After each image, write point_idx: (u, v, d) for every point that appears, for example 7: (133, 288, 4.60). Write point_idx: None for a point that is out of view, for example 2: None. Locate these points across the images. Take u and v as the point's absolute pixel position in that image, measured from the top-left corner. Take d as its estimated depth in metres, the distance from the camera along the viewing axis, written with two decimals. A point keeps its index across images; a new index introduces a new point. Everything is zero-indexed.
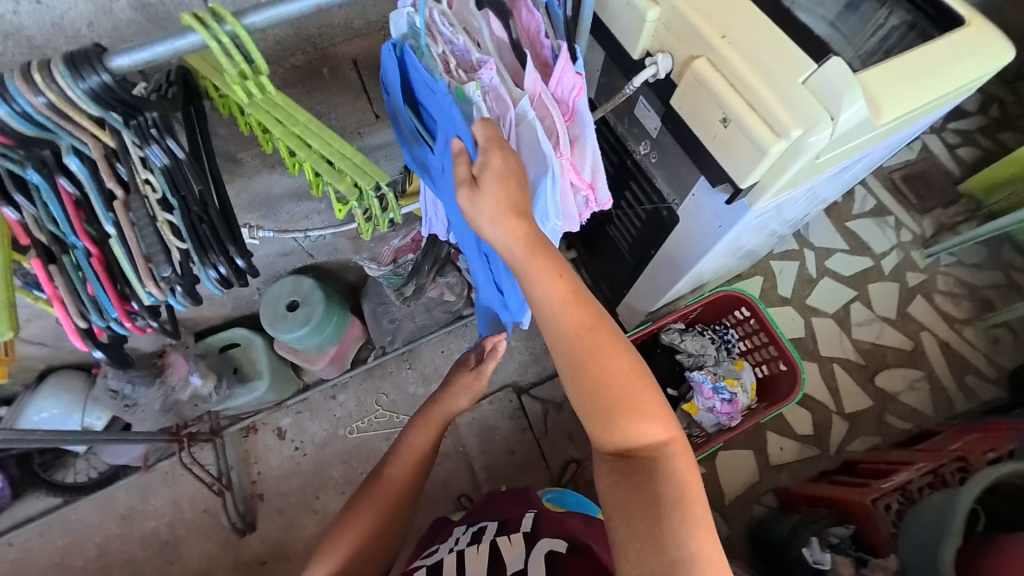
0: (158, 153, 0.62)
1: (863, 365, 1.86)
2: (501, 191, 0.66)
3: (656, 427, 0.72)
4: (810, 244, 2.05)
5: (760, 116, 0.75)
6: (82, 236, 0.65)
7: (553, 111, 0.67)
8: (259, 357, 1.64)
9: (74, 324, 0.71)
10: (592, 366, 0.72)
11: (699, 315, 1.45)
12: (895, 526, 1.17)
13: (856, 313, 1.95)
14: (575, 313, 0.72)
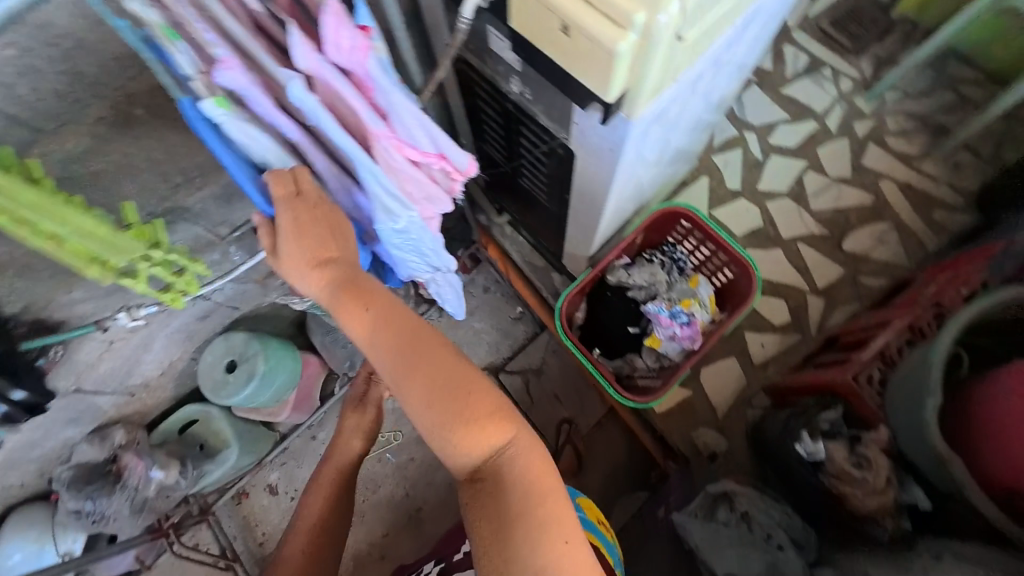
0: None
1: (828, 235, 1.79)
2: (305, 240, 0.66)
3: (488, 435, 0.67)
4: (750, 125, 1.92)
5: (598, 12, 0.59)
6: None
7: (339, 86, 0.57)
8: (221, 426, 1.55)
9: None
10: (420, 386, 0.67)
11: (642, 243, 1.36)
12: (881, 395, 1.15)
13: (812, 183, 1.86)
14: (400, 342, 0.69)
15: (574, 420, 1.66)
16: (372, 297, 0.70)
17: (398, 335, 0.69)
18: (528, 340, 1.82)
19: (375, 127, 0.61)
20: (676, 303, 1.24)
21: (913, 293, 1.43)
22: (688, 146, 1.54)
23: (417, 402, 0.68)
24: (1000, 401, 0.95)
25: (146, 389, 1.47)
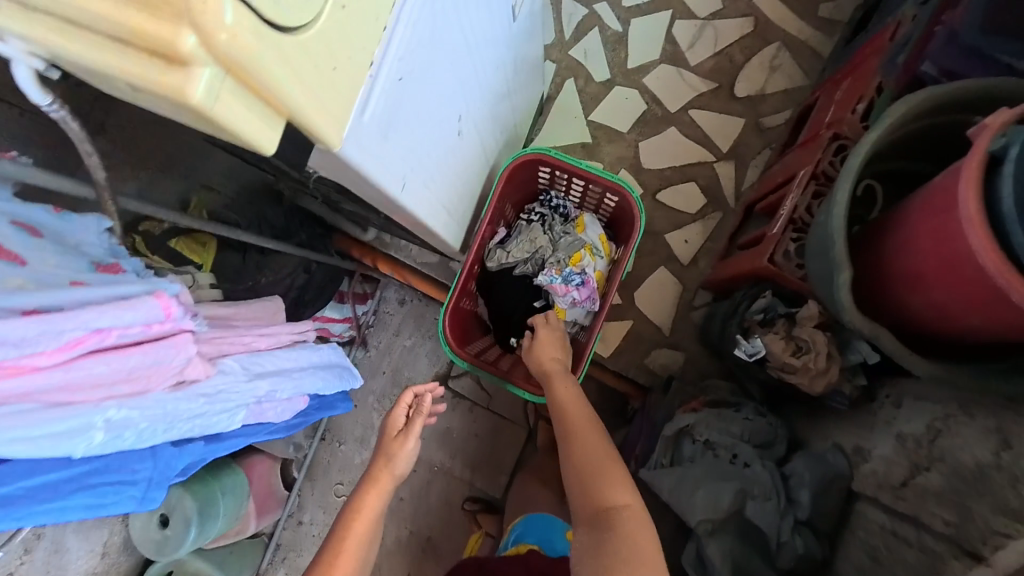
0: None
1: (718, 88, 1.57)
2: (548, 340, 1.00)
3: (615, 490, 0.77)
4: None
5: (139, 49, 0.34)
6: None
7: None
8: (198, 565, 1.45)
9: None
10: (582, 436, 0.85)
11: (511, 207, 1.17)
12: (802, 268, 1.03)
13: (683, 35, 1.59)
14: (575, 408, 0.89)
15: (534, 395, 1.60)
16: (573, 398, 0.91)
17: (584, 415, 0.88)
18: None
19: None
20: (564, 264, 1.07)
21: (815, 124, 1.26)
22: (526, 61, 1.25)
23: (579, 442, 0.84)
24: (910, 245, 0.77)
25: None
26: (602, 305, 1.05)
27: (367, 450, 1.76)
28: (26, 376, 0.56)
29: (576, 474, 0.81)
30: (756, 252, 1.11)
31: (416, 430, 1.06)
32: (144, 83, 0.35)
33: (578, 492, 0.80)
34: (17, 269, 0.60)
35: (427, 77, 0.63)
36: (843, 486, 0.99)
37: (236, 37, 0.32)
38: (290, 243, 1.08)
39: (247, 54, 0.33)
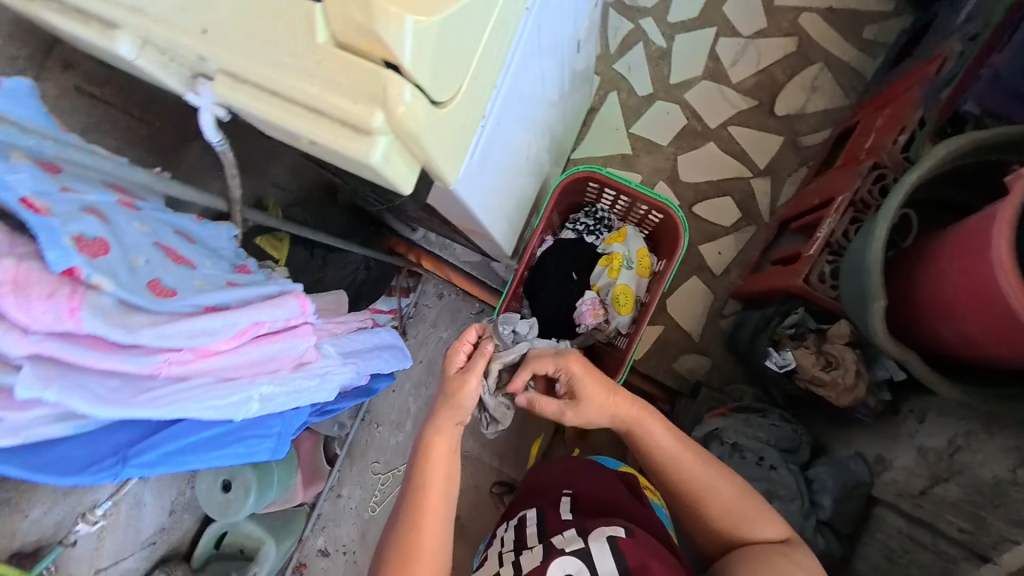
0: None
1: (758, 105, 1.61)
2: (593, 381, 0.86)
3: (763, 527, 0.79)
4: (641, 9, 1.66)
5: (329, 119, 0.44)
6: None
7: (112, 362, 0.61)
8: (250, 528, 1.60)
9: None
10: (702, 473, 0.83)
11: (557, 217, 1.25)
12: (835, 288, 1.09)
13: (726, 52, 1.64)
14: (683, 453, 0.84)
15: None
16: (665, 430, 0.85)
17: (687, 450, 0.84)
18: None
19: (144, 365, 0.64)
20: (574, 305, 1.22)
21: (854, 150, 1.31)
22: (577, 71, 1.30)
23: (699, 481, 0.82)
24: (942, 278, 0.84)
25: (165, 532, 1.48)
26: (645, 313, 1.14)
27: (402, 434, 1.85)
28: (213, 357, 0.69)
29: (712, 519, 0.81)
30: (791, 271, 1.18)
31: (479, 369, 0.87)
32: (335, 146, 0.45)
33: (724, 533, 0.81)
34: (192, 272, 0.74)
35: (511, 116, 0.73)
36: (863, 493, 1.06)
37: (411, 116, 0.42)
38: (355, 243, 1.18)
39: (415, 126, 0.43)
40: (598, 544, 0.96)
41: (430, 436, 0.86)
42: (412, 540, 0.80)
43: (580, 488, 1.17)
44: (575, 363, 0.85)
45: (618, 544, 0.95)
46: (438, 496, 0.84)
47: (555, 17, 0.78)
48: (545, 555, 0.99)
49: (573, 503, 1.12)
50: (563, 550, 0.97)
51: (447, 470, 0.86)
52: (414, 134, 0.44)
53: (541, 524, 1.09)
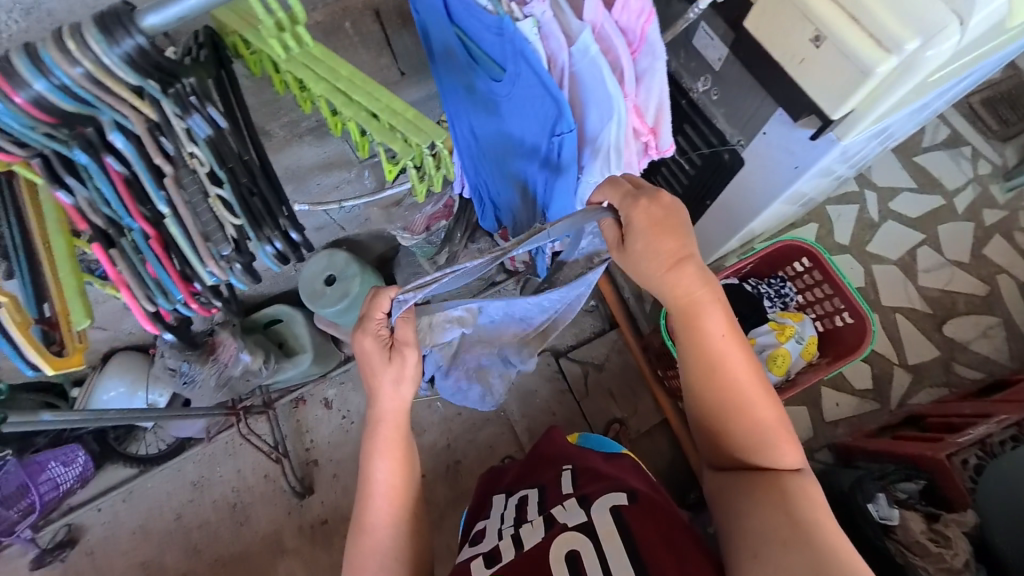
0: (201, 123, 0.56)
1: (930, 314, 1.65)
2: (662, 241, 0.64)
3: (787, 456, 0.69)
4: (871, 184, 1.80)
5: (864, 29, 0.61)
6: (136, 217, 0.58)
7: (618, 49, 0.60)
8: (301, 332, 1.71)
9: (142, 307, 0.61)
10: (739, 385, 0.70)
11: (751, 269, 1.31)
12: (972, 481, 1.11)
13: (924, 258, 1.71)
14: (732, 348, 0.69)
15: (624, 421, 1.62)
16: (721, 314, 0.69)
17: (735, 344, 0.69)
18: (593, 334, 1.71)
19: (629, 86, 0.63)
20: None
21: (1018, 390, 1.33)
22: (817, 190, 1.49)
23: (731, 389, 0.70)
24: None
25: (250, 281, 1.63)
26: (792, 386, 1.16)
27: None
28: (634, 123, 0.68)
29: (731, 431, 0.70)
30: (928, 444, 1.18)
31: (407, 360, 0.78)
32: (856, 47, 0.61)
33: (740, 450, 0.71)
34: None
35: (856, 146, 0.89)
36: None
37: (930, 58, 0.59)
38: None
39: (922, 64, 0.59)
40: (600, 519, 0.81)
41: (384, 411, 0.82)
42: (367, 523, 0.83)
43: (581, 464, 1.02)
44: (606, 229, 0.66)
45: (625, 514, 0.82)
46: (396, 478, 0.83)
47: (902, 123, 0.97)
48: (546, 528, 0.83)
49: (573, 477, 0.97)
50: (564, 526, 0.82)
51: (399, 453, 0.84)
52: (912, 71, 0.60)
53: (542, 500, 0.94)
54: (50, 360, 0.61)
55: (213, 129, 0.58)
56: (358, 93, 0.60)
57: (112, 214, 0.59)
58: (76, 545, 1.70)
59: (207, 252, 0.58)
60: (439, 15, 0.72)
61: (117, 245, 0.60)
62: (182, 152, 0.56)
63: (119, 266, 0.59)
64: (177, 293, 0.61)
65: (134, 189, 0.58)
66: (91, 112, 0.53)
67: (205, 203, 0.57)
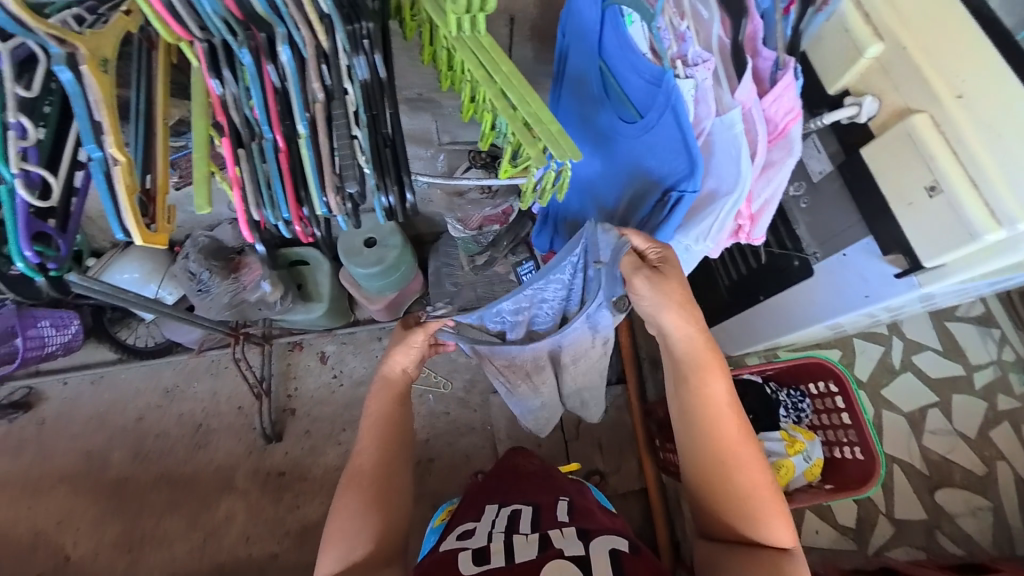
0: (362, 66, 0.58)
1: (926, 476, 1.62)
2: (678, 309, 0.71)
3: (781, 531, 0.69)
4: (899, 331, 1.76)
5: (980, 197, 0.65)
6: (276, 130, 0.58)
7: (760, 131, 0.62)
8: (322, 281, 1.74)
9: (247, 213, 0.61)
10: (732, 460, 0.71)
11: (775, 375, 1.33)
12: None
13: (932, 419, 1.68)
14: (731, 420, 0.72)
15: (604, 475, 1.63)
16: (722, 384, 0.73)
17: (733, 417, 0.72)
18: None
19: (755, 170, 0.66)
20: None
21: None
22: (856, 324, 1.52)
23: (722, 459, 0.72)
24: None
25: None
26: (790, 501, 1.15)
27: (463, 357, 1.82)
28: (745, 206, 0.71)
29: (721, 500, 0.72)
30: None
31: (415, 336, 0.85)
32: (967, 210, 0.66)
33: (732, 522, 0.72)
34: None
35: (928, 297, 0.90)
36: None
37: None
38: None
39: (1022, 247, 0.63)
40: (598, 558, 0.77)
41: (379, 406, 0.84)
42: (340, 510, 0.78)
43: (578, 499, 1.01)
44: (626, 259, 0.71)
45: (622, 559, 0.78)
46: (387, 439, 0.83)
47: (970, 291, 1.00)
48: (541, 548, 0.80)
49: (568, 508, 0.96)
50: (560, 554, 0.78)
51: (387, 445, 0.83)
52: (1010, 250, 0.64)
53: (535, 518, 0.92)
54: (143, 232, 0.57)
55: (369, 74, 0.59)
56: (513, 91, 0.58)
57: (251, 118, 0.59)
58: (29, 411, 1.74)
59: (331, 185, 0.59)
60: (591, 47, 0.76)
61: (245, 146, 0.59)
62: (339, 86, 0.58)
63: (241, 166, 0.59)
64: (285, 213, 0.61)
65: (282, 105, 0.58)
66: (270, 20, 0.54)
67: (346, 139, 0.58)
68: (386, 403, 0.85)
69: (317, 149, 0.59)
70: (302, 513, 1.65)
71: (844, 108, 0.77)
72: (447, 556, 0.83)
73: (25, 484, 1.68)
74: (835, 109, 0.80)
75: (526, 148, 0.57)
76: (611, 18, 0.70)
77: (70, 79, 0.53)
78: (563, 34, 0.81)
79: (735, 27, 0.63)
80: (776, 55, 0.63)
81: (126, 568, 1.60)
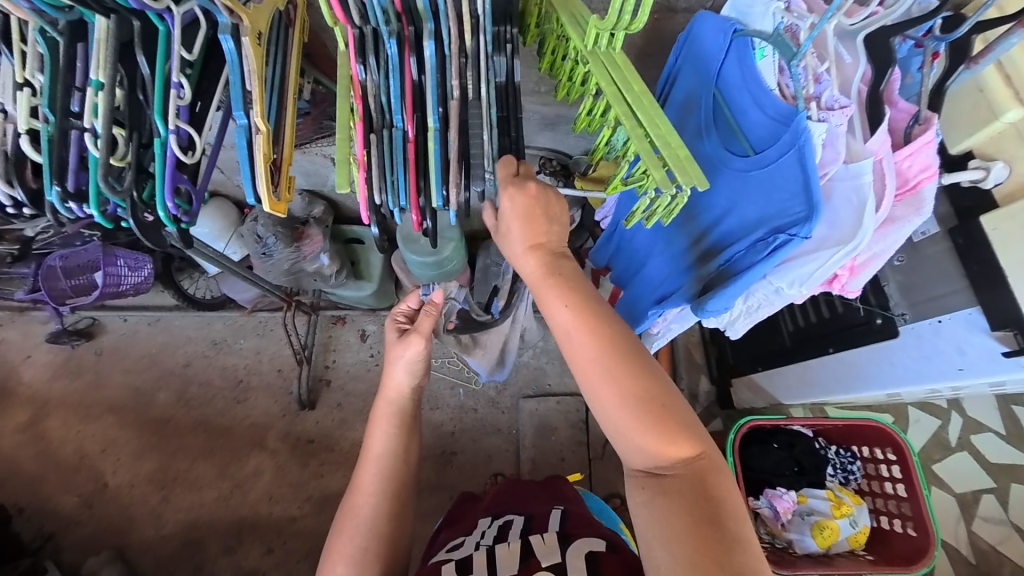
0: (499, 70, 0.62)
1: (972, 564, 1.51)
2: (522, 220, 0.60)
3: (685, 450, 0.54)
4: (958, 406, 1.66)
5: None
6: (409, 120, 0.60)
7: (892, 184, 0.59)
8: (375, 262, 1.79)
9: (369, 197, 0.63)
10: (598, 386, 0.56)
11: (826, 431, 1.28)
12: None
13: (984, 505, 1.57)
14: (588, 345, 0.57)
15: (624, 500, 1.64)
16: (566, 310, 0.58)
17: (584, 340, 0.57)
18: None
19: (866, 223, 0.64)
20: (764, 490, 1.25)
21: None
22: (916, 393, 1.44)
23: (589, 385, 0.57)
24: None
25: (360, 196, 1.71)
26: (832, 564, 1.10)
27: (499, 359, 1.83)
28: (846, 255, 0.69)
29: (613, 435, 0.57)
30: None
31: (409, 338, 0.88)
32: None
33: (630, 452, 0.56)
34: None
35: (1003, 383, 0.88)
36: None
37: None
38: None
39: None
40: (575, 562, 0.74)
41: (375, 441, 0.83)
42: (342, 539, 0.78)
43: (573, 507, 0.98)
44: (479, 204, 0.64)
45: (600, 563, 0.74)
46: (389, 478, 0.82)
47: None
48: (522, 560, 0.77)
49: (562, 517, 0.90)
50: (540, 564, 0.75)
51: (389, 477, 0.82)
52: None
53: (526, 527, 0.89)
54: (271, 201, 0.60)
55: (503, 76, 0.63)
56: (643, 111, 0.58)
57: (386, 105, 0.61)
58: (90, 340, 1.85)
59: (454, 180, 0.60)
60: (707, 73, 0.75)
61: (375, 131, 0.61)
62: (475, 87, 0.60)
63: (369, 151, 0.61)
64: (404, 201, 0.63)
65: (417, 97, 0.60)
66: (424, 15, 0.56)
67: (476, 139, 0.61)
68: (385, 438, 0.84)
69: (443, 143, 0.60)
70: (325, 482, 1.71)
71: (969, 170, 0.74)
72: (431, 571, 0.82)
73: (78, 408, 1.79)
74: (957, 170, 0.76)
75: (650, 168, 0.56)
76: (739, 48, 0.69)
77: (231, 49, 0.55)
78: (675, 58, 0.82)
79: (881, 74, 0.60)
80: (915, 110, 0.61)
81: (156, 503, 1.68)
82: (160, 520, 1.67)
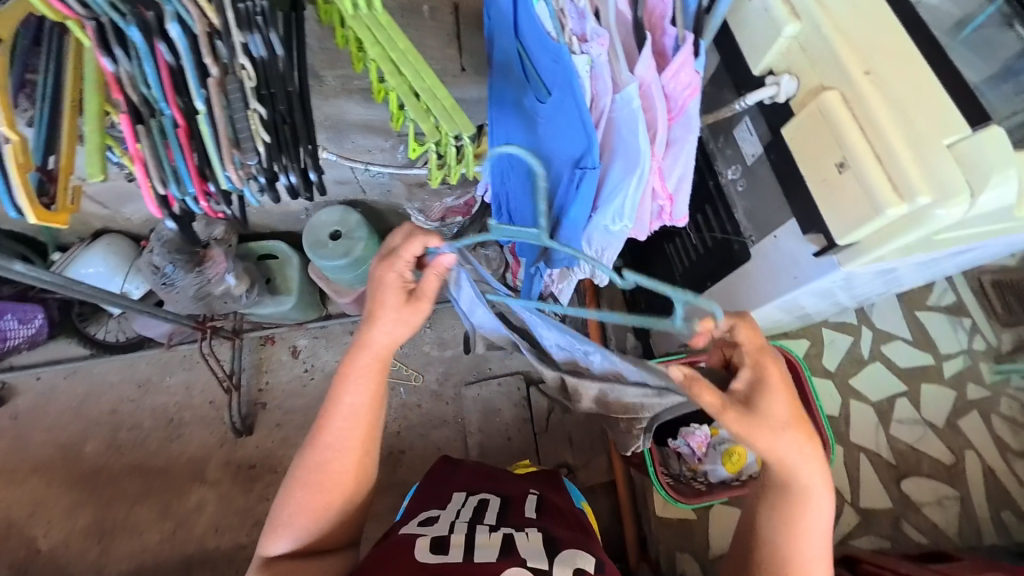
0: (258, 43, 0.60)
1: (893, 465, 1.61)
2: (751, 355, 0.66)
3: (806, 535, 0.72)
4: (869, 322, 1.76)
5: (884, 169, 0.65)
6: (172, 104, 0.60)
7: (658, 105, 0.63)
8: (292, 275, 1.74)
9: (153, 188, 0.66)
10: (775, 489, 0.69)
11: None
12: None
13: (899, 409, 1.67)
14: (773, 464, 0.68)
15: (572, 468, 1.67)
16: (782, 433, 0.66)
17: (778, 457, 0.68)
18: None
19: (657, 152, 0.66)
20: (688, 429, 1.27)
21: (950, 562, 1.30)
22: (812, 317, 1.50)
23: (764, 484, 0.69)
24: None
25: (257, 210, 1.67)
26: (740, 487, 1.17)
27: (436, 352, 1.83)
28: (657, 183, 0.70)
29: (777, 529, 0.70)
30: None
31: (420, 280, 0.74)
32: (874, 183, 0.65)
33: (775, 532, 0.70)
34: None
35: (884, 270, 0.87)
36: None
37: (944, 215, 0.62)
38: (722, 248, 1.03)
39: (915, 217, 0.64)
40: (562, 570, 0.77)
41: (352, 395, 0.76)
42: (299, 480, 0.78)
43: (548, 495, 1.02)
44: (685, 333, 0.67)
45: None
46: (359, 433, 0.78)
47: (903, 273, 0.99)
48: (502, 552, 0.80)
49: (539, 502, 0.97)
50: (522, 561, 0.78)
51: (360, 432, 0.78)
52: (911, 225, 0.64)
53: (503, 510, 0.93)
54: (38, 211, 0.58)
55: (265, 51, 0.61)
56: (407, 66, 0.59)
57: (148, 95, 0.61)
58: (3, 405, 1.75)
59: (229, 156, 0.62)
60: (508, 27, 0.75)
61: (145, 123, 0.63)
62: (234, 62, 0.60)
63: (142, 142, 0.62)
64: (190, 187, 0.66)
65: (176, 79, 0.60)
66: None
67: (241, 113, 0.61)
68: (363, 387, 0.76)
69: (215, 124, 0.62)
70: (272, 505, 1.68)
71: (764, 88, 0.77)
72: (403, 540, 0.83)
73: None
74: (758, 89, 0.79)
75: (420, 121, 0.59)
76: None
77: None
78: (489, 18, 0.82)
79: (634, 3, 0.65)
80: (677, 33, 0.65)
81: (96, 557, 1.62)
82: (102, 572, 1.60)
